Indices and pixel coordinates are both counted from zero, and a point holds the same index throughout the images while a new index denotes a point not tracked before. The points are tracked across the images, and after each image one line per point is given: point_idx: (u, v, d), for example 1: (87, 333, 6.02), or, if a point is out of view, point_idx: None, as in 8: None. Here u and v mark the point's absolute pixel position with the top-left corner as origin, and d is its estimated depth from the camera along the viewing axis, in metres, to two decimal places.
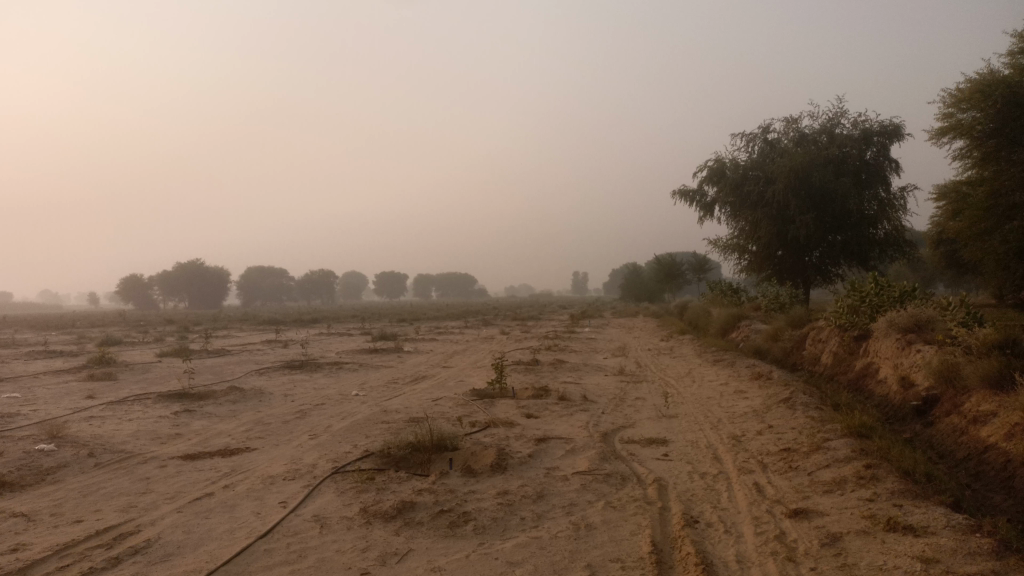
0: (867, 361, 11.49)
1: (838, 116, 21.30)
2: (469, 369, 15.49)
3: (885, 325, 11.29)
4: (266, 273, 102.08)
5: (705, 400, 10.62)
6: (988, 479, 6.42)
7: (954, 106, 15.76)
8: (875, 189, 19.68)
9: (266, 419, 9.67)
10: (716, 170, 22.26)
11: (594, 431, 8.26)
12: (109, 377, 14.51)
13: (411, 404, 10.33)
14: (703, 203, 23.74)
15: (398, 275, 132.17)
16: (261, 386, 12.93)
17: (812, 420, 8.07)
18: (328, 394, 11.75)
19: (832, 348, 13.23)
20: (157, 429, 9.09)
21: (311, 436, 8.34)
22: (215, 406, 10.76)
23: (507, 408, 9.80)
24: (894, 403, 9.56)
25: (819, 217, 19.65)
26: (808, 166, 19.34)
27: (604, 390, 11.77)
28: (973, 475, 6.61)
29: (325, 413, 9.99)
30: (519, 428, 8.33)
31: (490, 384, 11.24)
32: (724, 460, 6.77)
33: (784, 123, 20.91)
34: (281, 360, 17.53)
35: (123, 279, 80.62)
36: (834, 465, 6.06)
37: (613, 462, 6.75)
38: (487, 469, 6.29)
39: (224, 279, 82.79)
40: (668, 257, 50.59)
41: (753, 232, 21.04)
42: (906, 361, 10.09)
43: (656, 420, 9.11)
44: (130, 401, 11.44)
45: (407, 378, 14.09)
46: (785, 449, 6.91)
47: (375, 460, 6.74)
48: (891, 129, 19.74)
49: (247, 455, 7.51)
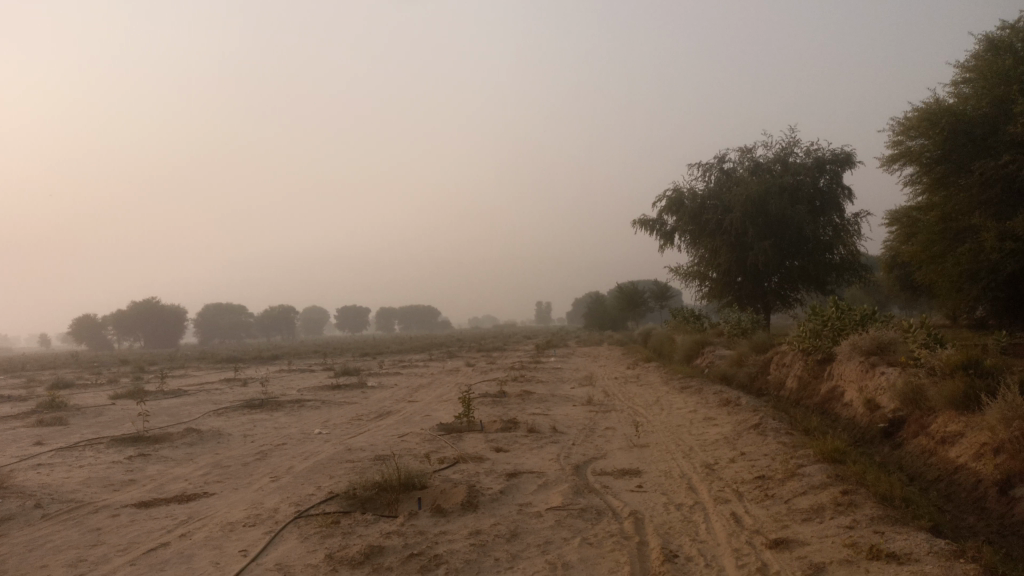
0: (832, 384, 11.53)
1: (791, 145, 21.72)
2: (435, 403, 15.22)
3: (848, 348, 11.37)
4: (224, 311, 100.39)
5: (674, 428, 10.53)
6: (960, 500, 6.39)
7: (902, 134, 16.13)
8: (830, 216, 20.05)
9: (225, 461, 9.31)
10: (675, 199, 22.49)
11: (566, 464, 8.10)
12: (59, 422, 13.95)
13: (377, 441, 10.06)
14: (663, 232, 23.94)
15: (360, 309, 131.07)
16: (220, 427, 12.51)
17: (784, 446, 8.01)
18: (290, 434, 11.40)
19: (797, 372, 13.29)
20: (110, 476, 8.69)
21: (272, 478, 8.03)
22: (172, 449, 10.35)
23: (475, 442, 9.58)
24: (862, 426, 9.57)
25: (777, 244, 19.92)
26: (764, 194, 19.63)
27: (572, 421, 11.62)
28: (946, 497, 6.58)
29: (286, 452, 9.67)
30: (488, 463, 8.13)
31: (457, 418, 11.02)
32: (699, 490, 6.65)
33: (739, 152, 21.24)
34: (241, 399, 17.08)
35: (76, 320, 78.60)
36: (810, 492, 5.98)
37: (587, 496, 6.59)
38: (458, 508, 6.08)
39: (180, 317, 81.16)
40: (629, 286, 50.98)
41: (713, 260, 21.23)
42: (871, 383, 10.14)
43: (627, 451, 8.98)
44: (80, 446, 10.96)
45: (371, 414, 13.78)
46: (759, 477, 6.81)
47: (341, 502, 6.48)
48: (842, 157, 20.16)
49: (205, 500, 7.18)
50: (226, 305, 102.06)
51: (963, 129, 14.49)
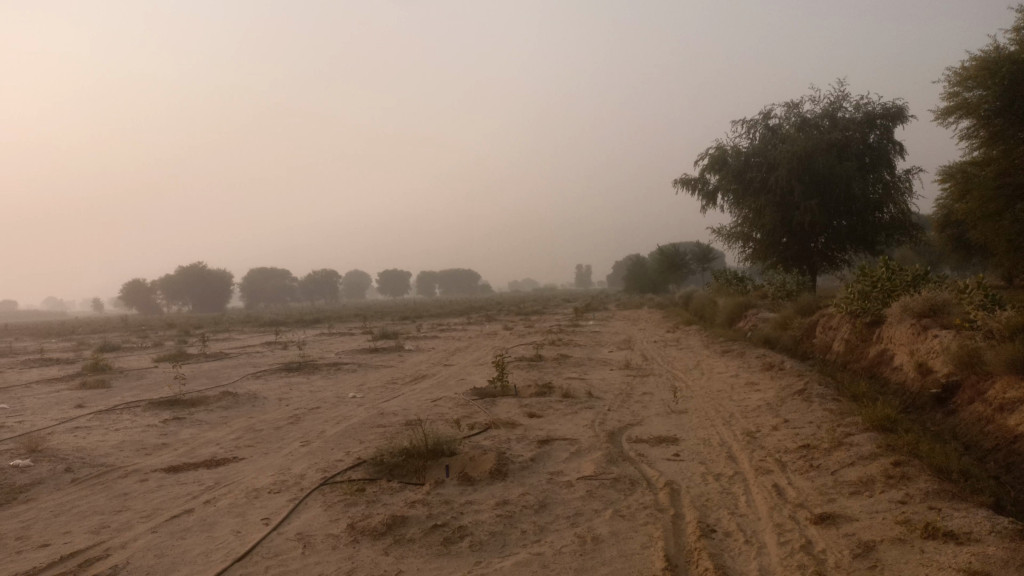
0: (881, 348, 11.04)
1: (840, 100, 20.80)
2: (471, 366, 15.08)
3: (899, 310, 10.83)
4: (268, 276, 101.89)
5: (714, 394, 10.19)
6: (1021, 471, 5.97)
7: (959, 85, 15.19)
8: (880, 173, 19.19)
9: (257, 425, 9.25)
10: (717, 157, 21.78)
11: (600, 430, 7.84)
12: (102, 384, 14.14)
13: (409, 406, 9.91)
14: (705, 192, 23.27)
15: (401, 273, 131.95)
16: (256, 390, 12.53)
17: (831, 413, 7.63)
18: (324, 397, 11.34)
19: (844, 336, 12.78)
20: (143, 439, 8.69)
21: (302, 444, 7.92)
22: (207, 412, 10.36)
23: (508, 407, 9.38)
24: (912, 392, 9.12)
25: (824, 203, 19.19)
26: (811, 151, 18.87)
27: (609, 386, 11.33)
28: (1004, 467, 6.16)
29: (319, 417, 9.58)
30: (521, 428, 7.91)
31: (491, 382, 10.81)
32: (739, 460, 6.33)
33: (785, 108, 20.42)
34: (279, 363, 17.14)
35: (125, 285, 80.69)
36: (858, 463, 5.62)
37: (621, 464, 6.32)
38: (485, 476, 5.87)
39: (225, 282, 82.53)
40: (672, 248, 50.18)
41: (757, 220, 20.57)
42: (923, 347, 9.64)
43: (665, 417, 8.68)
44: (119, 409, 11.05)
45: (407, 377, 13.66)
46: (804, 446, 6.46)
47: (367, 469, 6.32)
48: (894, 112, 19.22)
49: (234, 465, 7.10)
50: (270, 269, 103.55)
51: None
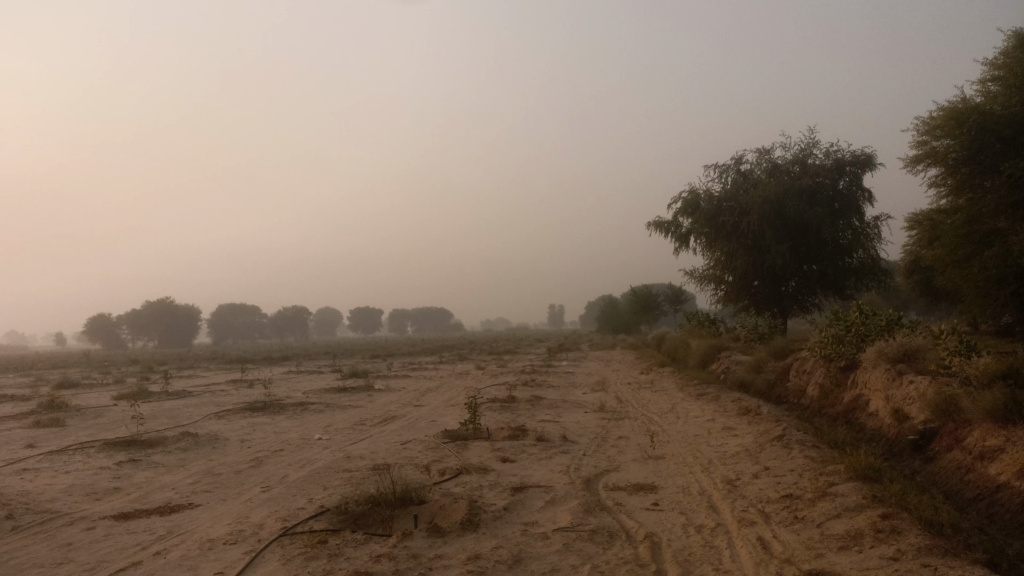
0: (856, 393, 10.93)
1: (810, 147, 21.08)
2: (442, 407, 14.72)
3: (873, 354, 10.74)
4: (237, 312, 100.54)
5: (691, 439, 9.98)
6: (1005, 522, 5.80)
7: (927, 134, 15.40)
8: (849, 219, 19.36)
9: (216, 469, 8.83)
10: (690, 201, 21.89)
11: (576, 477, 7.57)
12: (56, 423, 13.55)
13: (378, 449, 9.55)
14: (678, 234, 23.34)
15: (373, 311, 131.17)
16: (218, 431, 12.05)
17: (811, 462, 7.44)
18: (289, 439, 10.93)
19: (818, 380, 12.68)
20: (94, 483, 8.23)
21: (263, 489, 7.55)
22: (164, 454, 9.90)
23: (480, 451, 9.08)
24: (890, 438, 8.97)
25: (794, 248, 19.28)
26: (782, 196, 19.01)
27: (584, 429, 11.07)
28: (988, 517, 5.99)
29: (283, 460, 9.18)
30: (493, 474, 7.61)
31: (462, 425, 10.49)
32: (720, 510, 6.09)
33: (756, 154, 20.62)
34: (244, 402, 16.63)
35: (89, 319, 79.20)
36: (845, 515, 5.41)
37: (599, 514, 6.05)
38: (456, 527, 5.56)
39: (194, 317, 81.24)
40: (645, 289, 50.43)
41: (729, 263, 20.63)
42: (899, 393, 9.53)
43: (642, 463, 8.43)
44: (72, 450, 10.53)
45: (376, 418, 13.28)
46: (786, 496, 6.24)
47: (331, 518, 5.97)
48: (863, 159, 19.48)
49: (189, 512, 6.70)
50: (239, 305, 102.08)
51: (990, 130, 13.85)
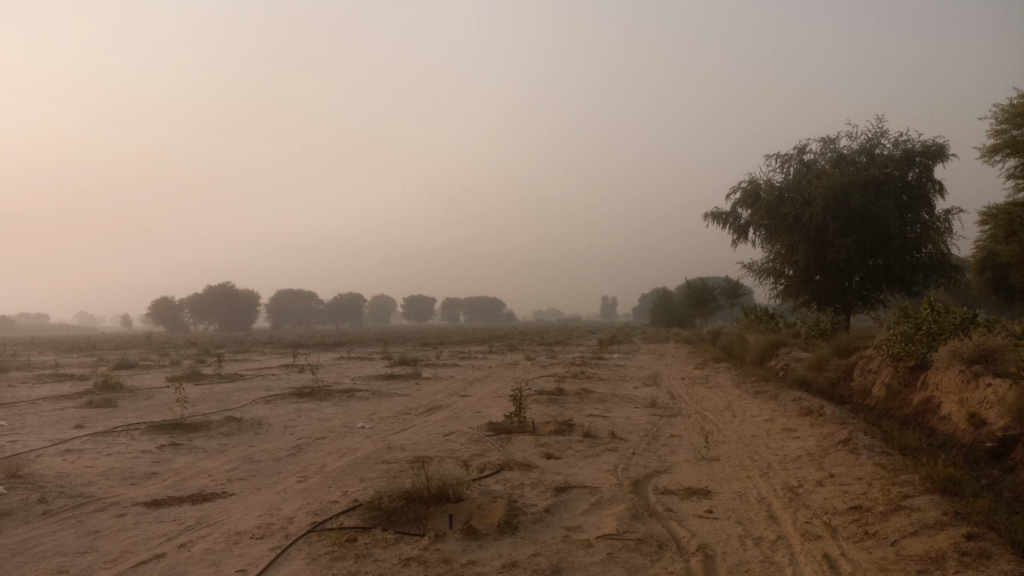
0: (926, 395, 10.22)
1: (878, 136, 20.06)
2: (488, 398, 14.39)
3: (947, 355, 9.98)
4: (294, 298, 102.38)
5: (748, 440, 9.43)
6: None
7: (1006, 123, 14.15)
8: (918, 212, 18.33)
9: (256, 456, 8.65)
10: (750, 191, 21.06)
11: (624, 477, 7.16)
12: (107, 403, 13.68)
13: (419, 440, 9.27)
14: (737, 226, 22.55)
15: (426, 299, 132.18)
16: (262, 416, 11.95)
17: (882, 470, 6.86)
18: (331, 427, 10.73)
19: (885, 380, 11.96)
20: (133, 467, 8.13)
21: (299, 479, 7.32)
22: (206, 439, 9.81)
23: (524, 446, 8.72)
24: (964, 445, 8.29)
25: (860, 241, 18.35)
26: (847, 188, 18.11)
27: (635, 426, 10.61)
28: None
29: (322, 449, 8.97)
30: (536, 472, 7.24)
31: (507, 418, 10.12)
32: (781, 522, 5.59)
33: (820, 143, 19.71)
34: (292, 387, 16.57)
35: (154, 302, 81.75)
36: (922, 533, 4.87)
37: (647, 521, 5.62)
38: (492, 530, 5.19)
39: (254, 302, 82.94)
40: (700, 282, 49.42)
41: (790, 256, 19.80)
42: (974, 396, 8.81)
43: (695, 464, 7.94)
44: (117, 431, 10.53)
45: (420, 408, 13.03)
46: (855, 508, 5.70)
47: (362, 514, 5.67)
48: (935, 149, 18.40)
49: (221, 502, 6.49)
50: (296, 291, 103.71)
51: None
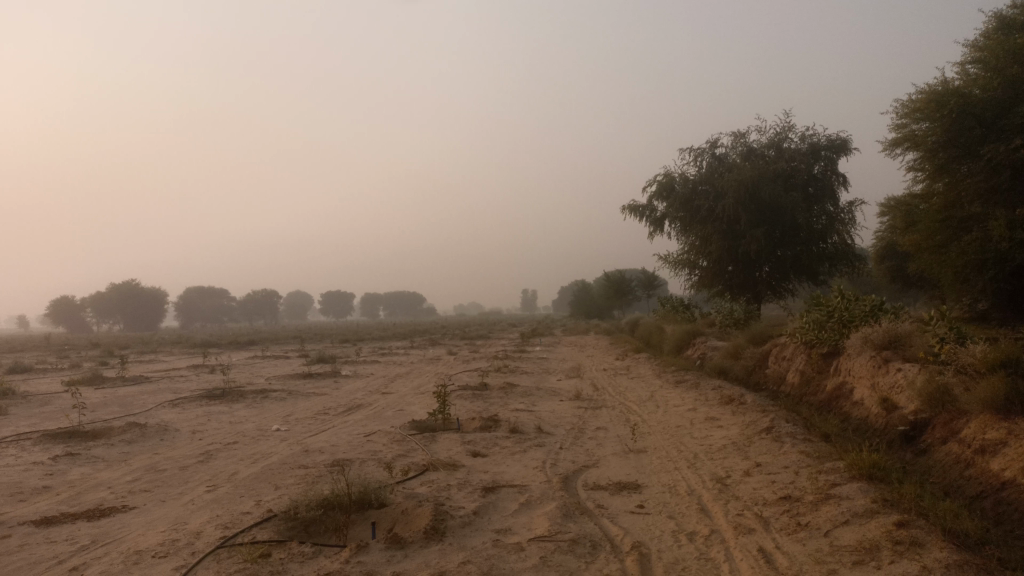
0: (839, 380, 10.44)
1: (785, 131, 20.63)
2: (410, 395, 14.00)
3: (859, 342, 10.20)
4: (205, 295, 98.75)
5: (673, 430, 9.43)
6: (1014, 523, 5.15)
7: (907, 117, 13.86)
8: (823, 204, 18.91)
9: (161, 465, 8.07)
10: (665, 184, 21.29)
11: (552, 474, 6.98)
12: None
13: (339, 442, 8.87)
14: (652, 218, 22.80)
15: (344, 294, 129.87)
16: (169, 421, 11.25)
17: (806, 458, 6.89)
18: (244, 431, 10.17)
19: (799, 367, 12.21)
20: (21, 481, 7.44)
21: (209, 488, 6.83)
22: (105, 448, 9.12)
23: (449, 444, 8.43)
24: (877, 429, 8.45)
25: (770, 232, 18.78)
26: (757, 181, 18.49)
27: (560, 419, 10.46)
28: (991, 518, 5.35)
29: (234, 455, 8.46)
30: (463, 472, 6.98)
31: (430, 415, 9.81)
32: (713, 515, 5.50)
33: (731, 137, 20.10)
34: (202, 389, 15.76)
35: (53, 302, 77.52)
36: (854, 522, 4.85)
37: (579, 520, 5.44)
38: (419, 538, 4.91)
39: (161, 301, 79.49)
40: (618, 274, 50.09)
41: (704, 248, 20.11)
42: (885, 381, 9.02)
43: (622, 457, 7.83)
44: (5, 442, 9.67)
45: (339, 407, 12.55)
46: (785, 498, 5.67)
47: (278, 526, 5.28)
48: (838, 144, 19.04)
49: (121, 517, 5.97)
50: (207, 288, 99.92)
51: (970, 114, 12.32)
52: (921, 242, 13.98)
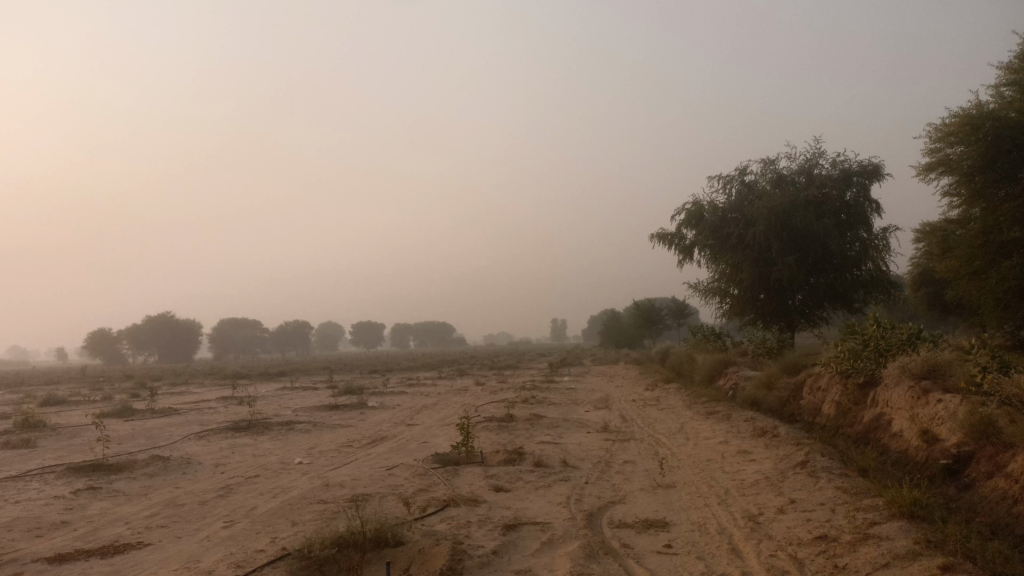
0: (877, 411, 10.07)
1: (815, 157, 20.34)
2: (435, 427, 13.83)
3: (896, 371, 9.83)
4: (238, 326, 99.87)
5: (703, 464, 9.13)
6: None
7: (941, 142, 13.52)
8: (856, 230, 18.52)
9: (181, 499, 7.98)
10: (693, 212, 21.06)
11: (577, 510, 6.75)
12: (23, 443, 12.71)
13: (360, 476, 8.72)
14: (682, 247, 22.53)
15: (374, 325, 130.54)
16: (193, 454, 11.20)
17: (844, 494, 6.58)
18: (267, 464, 10.07)
19: (834, 397, 11.83)
20: (41, 516, 7.38)
21: (226, 524, 6.71)
22: (128, 481, 9.07)
23: (472, 479, 8.23)
24: (918, 463, 8.08)
25: (802, 259, 18.42)
26: (788, 207, 18.19)
27: (587, 452, 10.21)
28: None
29: (255, 489, 8.34)
30: (484, 507, 6.79)
31: (454, 448, 9.63)
32: (745, 556, 5.23)
33: (761, 164, 19.86)
34: (228, 421, 15.75)
35: (90, 334, 78.89)
36: (895, 564, 4.56)
37: (603, 560, 5.21)
38: None
39: (195, 332, 80.50)
40: (648, 303, 49.63)
41: (735, 276, 19.78)
42: (925, 412, 8.66)
43: (650, 493, 7.57)
44: (30, 475, 9.68)
45: (364, 440, 12.42)
46: (820, 538, 5.39)
47: (290, 565, 5.11)
48: (871, 169, 18.71)
49: (135, 555, 5.86)
50: (240, 319, 101.07)
51: (1006, 137, 11.98)
52: (959, 268, 13.55)
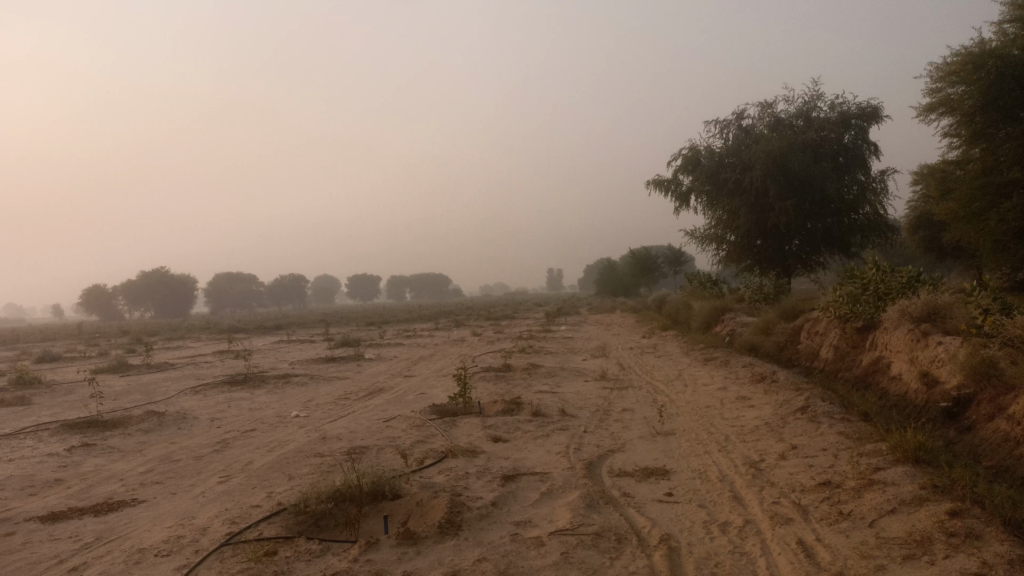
0: (876, 355, 9.98)
1: (814, 99, 19.93)
2: (432, 378, 13.76)
3: (896, 315, 9.70)
4: (233, 280, 99.61)
5: (702, 411, 9.07)
6: None
7: (942, 82, 13.16)
8: (854, 174, 18.23)
9: (176, 454, 7.89)
10: (690, 158, 20.71)
11: (576, 459, 6.67)
12: (18, 400, 12.62)
13: (357, 428, 8.63)
14: (678, 193, 22.25)
15: (370, 277, 130.41)
16: (189, 409, 11.12)
17: (845, 440, 6.49)
18: (263, 417, 9.98)
19: (832, 342, 11.74)
20: (35, 474, 7.29)
21: (222, 480, 6.62)
22: (123, 438, 8.98)
23: (469, 429, 8.14)
24: (918, 406, 8.00)
25: (799, 204, 18.17)
26: (786, 152, 17.86)
27: (585, 401, 10.13)
28: None
29: (251, 443, 8.25)
30: (482, 458, 6.70)
31: (451, 399, 9.53)
32: (747, 504, 5.14)
33: (759, 108, 19.46)
34: (225, 375, 15.67)
35: (85, 291, 78.58)
36: (901, 511, 4.47)
37: (603, 510, 5.13)
38: (432, 533, 4.63)
39: (190, 287, 80.23)
40: (644, 251, 49.43)
41: (732, 222, 19.55)
42: (925, 355, 8.55)
43: (649, 441, 7.49)
44: (24, 433, 9.58)
45: (361, 392, 12.33)
46: (824, 484, 5.30)
47: (286, 521, 5.03)
48: (870, 111, 18.32)
49: (129, 512, 5.77)
50: (234, 273, 100.69)
51: (1009, 75, 11.64)
52: (958, 210, 13.33)
